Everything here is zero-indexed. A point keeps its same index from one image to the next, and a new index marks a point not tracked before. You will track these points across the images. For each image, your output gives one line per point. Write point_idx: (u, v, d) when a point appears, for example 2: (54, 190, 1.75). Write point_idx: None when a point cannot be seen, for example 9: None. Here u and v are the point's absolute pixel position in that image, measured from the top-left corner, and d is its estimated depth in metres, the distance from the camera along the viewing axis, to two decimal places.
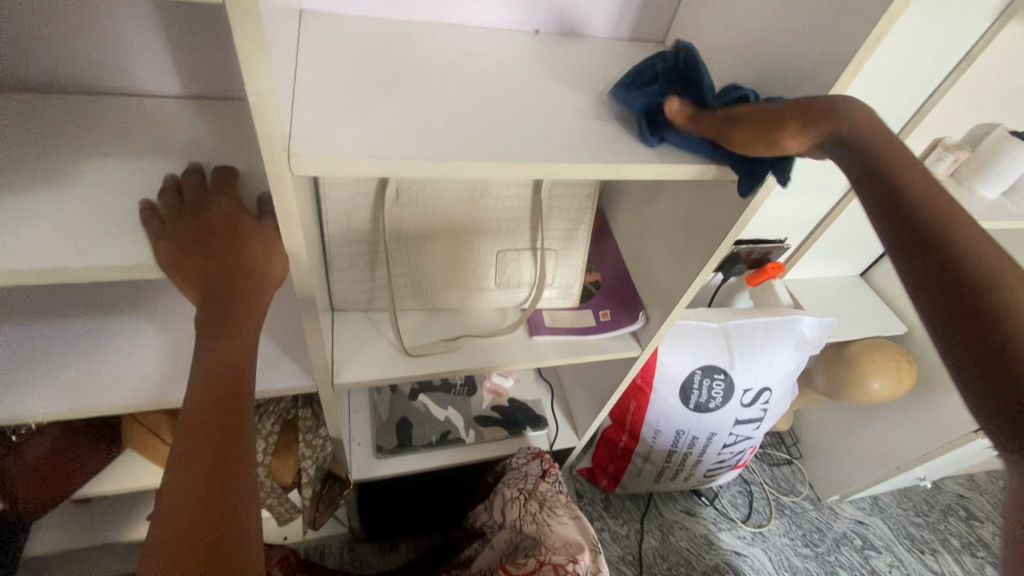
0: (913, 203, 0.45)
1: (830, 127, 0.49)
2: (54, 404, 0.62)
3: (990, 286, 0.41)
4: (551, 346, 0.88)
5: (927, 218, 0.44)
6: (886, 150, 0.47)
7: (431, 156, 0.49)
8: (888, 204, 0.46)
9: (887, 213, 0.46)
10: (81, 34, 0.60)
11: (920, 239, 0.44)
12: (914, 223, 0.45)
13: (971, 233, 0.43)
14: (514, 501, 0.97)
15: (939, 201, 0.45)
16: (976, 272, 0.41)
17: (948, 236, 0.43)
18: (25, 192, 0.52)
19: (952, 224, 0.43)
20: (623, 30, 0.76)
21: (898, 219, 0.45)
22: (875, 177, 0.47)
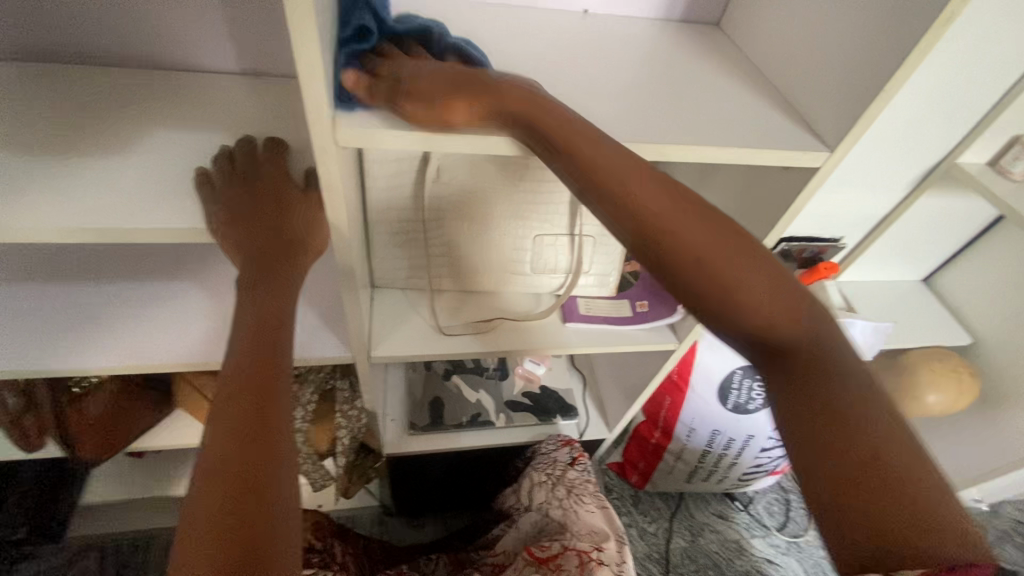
0: (685, 273, 0.47)
1: (605, 190, 0.48)
2: (112, 358, 0.66)
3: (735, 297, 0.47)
4: (585, 334, 0.87)
5: (706, 285, 0.46)
6: (656, 209, 0.47)
7: (469, 131, 0.49)
8: (671, 262, 0.47)
9: (669, 277, 0.48)
10: (147, 10, 0.63)
11: (716, 307, 0.46)
12: (705, 292, 0.46)
13: (756, 280, 0.46)
14: (541, 484, 0.97)
15: (745, 261, 0.47)
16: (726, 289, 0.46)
17: (741, 298, 0.46)
18: (92, 157, 0.55)
19: (730, 273, 0.46)
20: (676, 10, 0.73)
21: (692, 289, 0.47)
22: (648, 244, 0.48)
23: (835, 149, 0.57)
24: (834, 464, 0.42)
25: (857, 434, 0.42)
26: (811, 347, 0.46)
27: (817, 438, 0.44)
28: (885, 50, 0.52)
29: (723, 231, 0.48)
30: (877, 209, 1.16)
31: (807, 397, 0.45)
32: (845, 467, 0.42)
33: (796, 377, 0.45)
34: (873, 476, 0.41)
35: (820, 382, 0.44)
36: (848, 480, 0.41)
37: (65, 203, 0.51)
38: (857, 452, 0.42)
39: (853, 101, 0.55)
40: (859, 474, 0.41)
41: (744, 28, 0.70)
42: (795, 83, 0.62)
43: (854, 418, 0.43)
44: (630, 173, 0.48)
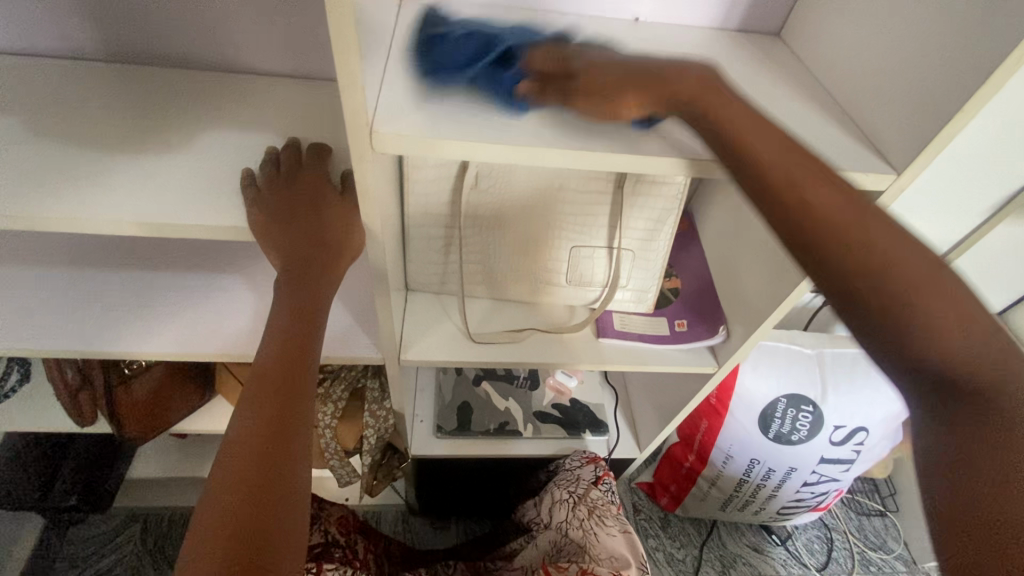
0: (839, 261, 0.45)
1: (753, 172, 0.47)
2: (158, 345, 0.70)
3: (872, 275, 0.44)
4: (619, 351, 0.84)
5: (860, 272, 0.44)
6: (820, 193, 0.45)
7: (508, 142, 0.48)
8: (824, 246, 0.45)
9: (820, 270, 0.46)
10: (208, 15, 0.66)
11: (863, 300, 0.44)
12: (870, 282, 0.44)
13: (932, 280, 0.43)
14: (561, 503, 0.95)
15: (920, 263, 0.44)
16: (872, 274, 0.44)
17: (896, 286, 0.43)
18: (150, 154, 0.58)
19: (909, 274, 0.43)
20: (733, 19, 0.70)
21: (845, 282, 0.45)
22: (802, 222, 0.46)
23: (902, 174, 0.52)
24: (974, 485, 0.40)
25: (1003, 457, 0.39)
26: (981, 361, 0.41)
27: (961, 459, 0.41)
28: (967, 66, 0.47)
29: (890, 225, 0.45)
30: None
31: (938, 404, 0.42)
32: (986, 489, 0.39)
33: (933, 386, 0.43)
34: (1015, 510, 0.37)
35: (985, 401, 0.41)
36: (988, 507, 0.38)
37: (123, 196, 0.54)
38: (1003, 478, 0.38)
39: (926, 120, 0.50)
40: (1000, 500, 0.38)
41: (807, 39, 0.66)
42: (861, 100, 0.57)
43: (1019, 443, 0.39)
44: (811, 165, 0.46)
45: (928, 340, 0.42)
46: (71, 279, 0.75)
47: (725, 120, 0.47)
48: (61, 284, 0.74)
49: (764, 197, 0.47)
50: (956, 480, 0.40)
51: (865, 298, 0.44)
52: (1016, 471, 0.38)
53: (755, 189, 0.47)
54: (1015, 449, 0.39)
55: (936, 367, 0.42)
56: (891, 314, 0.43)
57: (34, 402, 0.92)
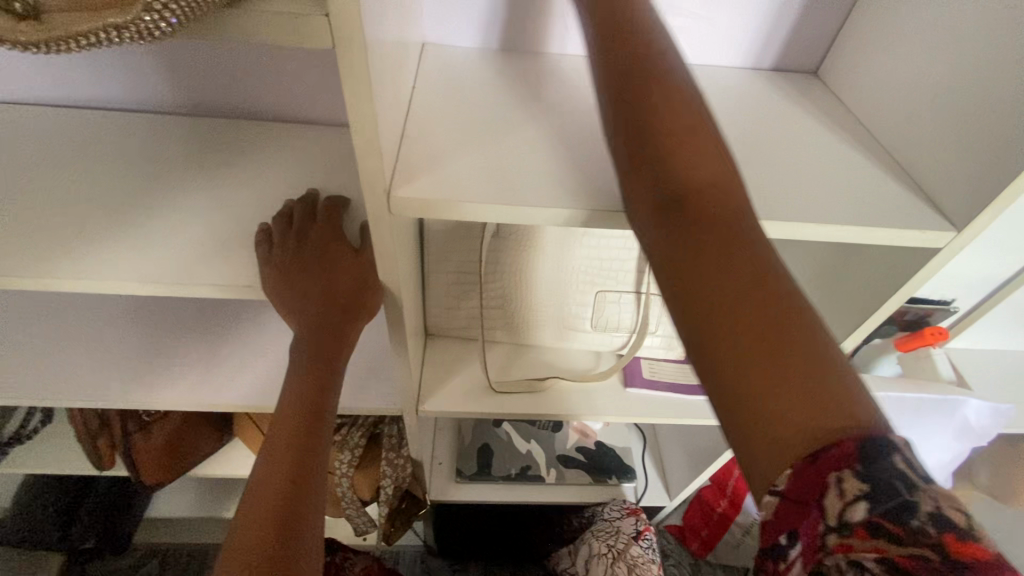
0: (631, 101, 0.39)
1: (587, 18, 0.44)
2: (175, 397, 0.69)
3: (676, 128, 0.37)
4: (648, 401, 0.80)
5: (652, 112, 0.38)
6: (629, 45, 0.41)
7: (535, 202, 0.46)
8: (613, 95, 0.40)
9: (619, 115, 0.40)
10: (229, 65, 0.66)
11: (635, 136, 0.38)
12: (650, 125, 0.38)
13: (699, 129, 0.38)
14: (600, 557, 0.91)
15: (688, 113, 0.38)
16: (667, 124, 0.37)
17: (676, 144, 0.37)
18: (169, 210, 0.57)
19: (673, 119, 0.38)
20: (767, 57, 0.67)
21: (624, 117, 0.39)
22: (608, 68, 0.41)
23: (963, 229, 0.48)
24: (721, 333, 0.32)
25: (752, 301, 0.31)
26: (732, 212, 0.35)
27: (714, 306, 0.32)
28: None
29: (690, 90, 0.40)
30: (998, 272, 1.01)
31: (687, 252, 0.34)
32: (734, 338, 0.31)
33: (688, 228, 0.35)
34: (771, 356, 0.30)
35: (738, 244, 0.34)
36: (740, 355, 0.31)
37: (141, 255, 0.53)
38: (749, 319, 0.31)
39: (991, 172, 0.46)
40: (758, 347, 0.30)
41: (850, 79, 0.62)
42: (913, 147, 0.53)
43: (772, 286, 0.32)
44: (624, 28, 0.42)
45: (689, 184, 0.36)
46: (93, 328, 0.74)
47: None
48: (83, 334, 0.74)
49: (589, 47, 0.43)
50: (702, 331, 0.32)
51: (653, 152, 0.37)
52: (782, 316, 0.31)
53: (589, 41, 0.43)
54: (764, 290, 0.32)
55: (685, 207, 0.35)
56: (656, 157, 0.37)
57: (56, 444, 0.91)
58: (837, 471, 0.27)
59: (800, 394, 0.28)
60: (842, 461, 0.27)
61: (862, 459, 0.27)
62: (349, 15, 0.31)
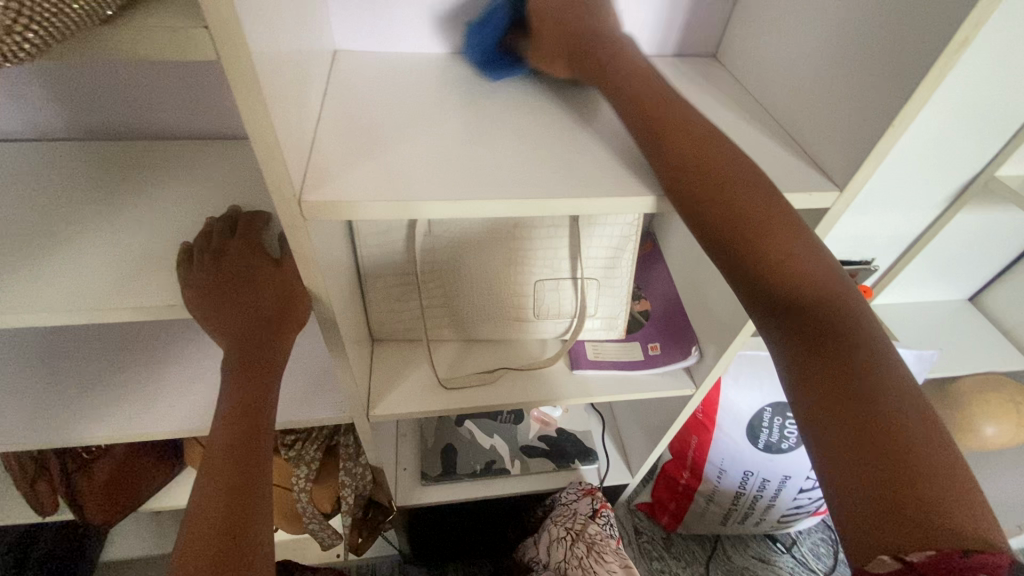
0: (729, 221, 0.43)
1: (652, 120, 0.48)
2: (111, 429, 0.67)
3: (778, 245, 0.42)
4: (594, 382, 0.83)
5: (756, 233, 0.43)
6: (716, 161, 0.45)
7: (449, 195, 0.47)
8: (710, 210, 0.44)
9: (716, 227, 0.44)
10: (133, 87, 0.65)
11: (742, 250, 0.43)
12: (762, 244, 0.42)
13: (801, 247, 0.43)
14: (559, 541, 0.92)
15: (796, 233, 0.43)
16: (773, 242, 0.42)
17: (783, 260, 0.42)
18: (83, 237, 0.56)
19: (777, 237, 0.43)
20: (668, 44, 0.70)
21: (727, 231, 0.44)
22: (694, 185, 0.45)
23: (845, 188, 0.52)
24: (849, 439, 0.37)
25: (873, 411, 0.37)
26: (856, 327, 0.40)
27: (841, 413, 0.37)
28: (896, 79, 0.47)
29: (781, 205, 0.44)
30: (909, 228, 1.09)
31: (812, 371, 0.39)
32: (860, 443, 0.36)
33: (813, 341, 0.40)
34: (896, 463, 0.35)
35: (865, 358, 0.39)
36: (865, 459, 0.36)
37: (54, 284, 0.52)
38: (877, 430, 0.36)
39: (862, 134, 0.50)
40: (884, 453, 0.35)
41: (741, 62, 0.67)
42: (799, 116, 0.58)
43: (896, 396, 0.37)
44: (697, 142, 0.46)
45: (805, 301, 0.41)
46: (17, 369, 0.71)
47: (653, 112, 0.49)
48: (7, 375, 0.71)
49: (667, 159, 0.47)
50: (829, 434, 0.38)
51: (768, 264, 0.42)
52: (907, 428, 0.36)
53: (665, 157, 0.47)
54: (891, 403, 0.37)
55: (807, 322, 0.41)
56: (777, 273, 0.42)
57: None
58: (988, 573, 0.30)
59: (925, 497, 0.34)
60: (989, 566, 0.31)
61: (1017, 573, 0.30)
62: (227, 21, 0.32)
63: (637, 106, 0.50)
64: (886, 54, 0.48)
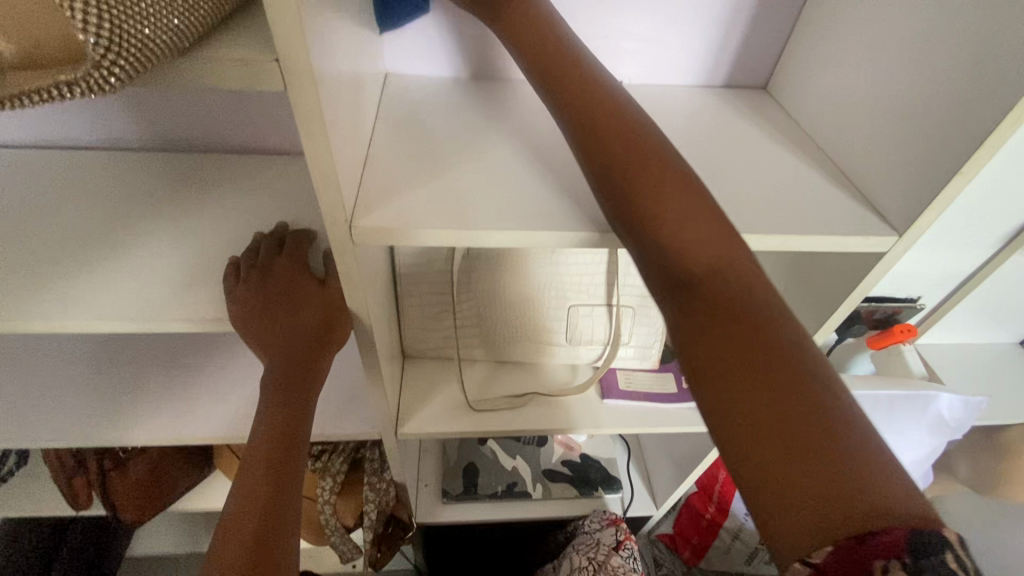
0: (630, 198, 0.42)
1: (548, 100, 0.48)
2: (148, 432, 0.68)
3: (672, 219, 0.41)
4: (625, 412, 0.81)
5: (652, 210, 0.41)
6: (611, 137, 0.44)
7: (495, 225, 0.47)
8: (612, 191, 0.43)
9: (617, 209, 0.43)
10: (192, 103, 0.67)
11: (641, 227, 0.42)
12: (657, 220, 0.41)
13: (697, 216, 0.41)
14: (581, 571, 0.90)
15: (694, 203, 0.42)
16: (669, 217, 0.41)
17: (678, 234, 0.40)
18: (137, 247, 0.58)
19: (676, 208, 0.41)
20: (716, 75, 0.70)
21: (624, 213, 0.43)
22: (594, 159, 0.44)
23: (904, 233, 0.50)
24: (746, 424, 0.34)
25: (768, 385, 0.35)
26: (751, 298, 0.39)
27: (739, 392, 0.35)
28: (965, 125, 0.45)
29: (678, 176, 0.43)
30: (960, 267, 1.05)
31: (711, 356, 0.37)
32: (758, 423, 0.34)
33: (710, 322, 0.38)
34: (793, 438, 0.33)
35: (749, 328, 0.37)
36: (762, 438, 0.33)
37: (111, 292, 0.53)
38: (772, 411, 0.34)
39: (925, 178, 0.49)
40: (781, 430, 0.33)
41: (793, 96, 0.65)
42: (855, 156, 0.56)
43: (792, 368, 0.35)
44: (592, 120, 0.45)
45: (701, 278, 0.39)
46: (66, 368, 0.74)
47: (548, 80, 0.48)
48: (55, 374, 0.73)
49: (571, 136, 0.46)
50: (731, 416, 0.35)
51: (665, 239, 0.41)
52: (802, 401, 0.34)
53: (576, 132, 0.46)
54: (788, 373, 0.35)
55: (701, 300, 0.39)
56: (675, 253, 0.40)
57: (32, 487, 0.89)
58: (882, 557, 0.27)
59: (824, 473, 0.31)
60: (889, 549, 0.27)
61: (911, 551, 0.27)
62: (299, 56, 0.33)
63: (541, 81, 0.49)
64: (955, 98, 0.46)
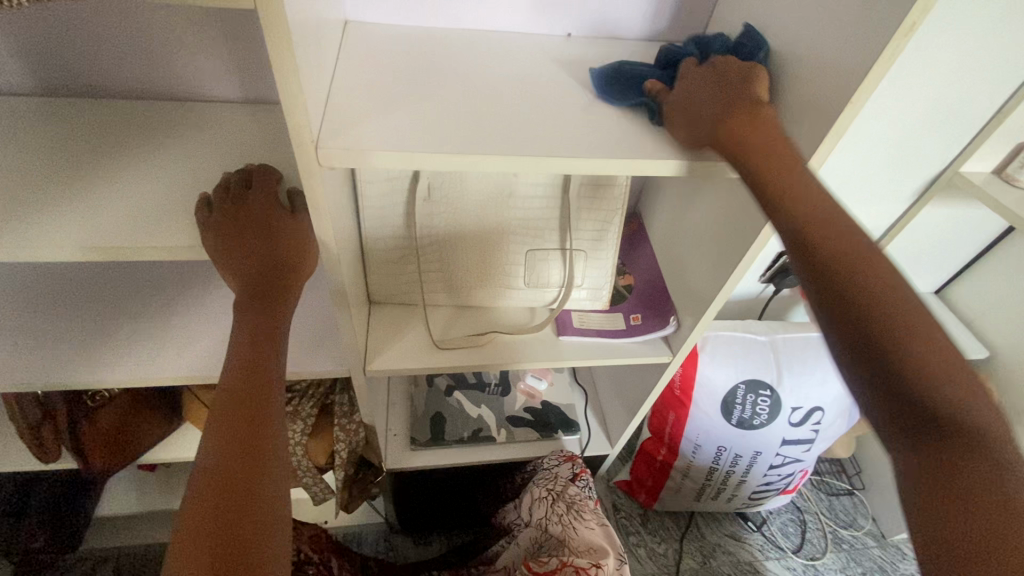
0: (853, 302, 0.46)
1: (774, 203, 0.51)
2: (117, 371, 0.70)
3: (911, 337, 0.44)
4: (580, 349, 0.87)
5: (876, 325, 0.45)
6: (843, 261, 0.47)
7: (451, 149, 0.52)
8: (841, 302, 0.47)
9: (838, 307, 0.47)
10: (151, 46, 0.68)
11: (865, 336, 0.45)
12: (880, 334, 0.44)
13: (945, 347, 0.44)
14: (541, 500, 0.96)
15: (937, 338, 0.44)
16: (891, 326, 0.44)
17: (912, 347, 0.44)
18: (104, 183, 0.60)
19: (915, 342, 0.44)
20: (658, 32, 0.76)
21: (853, 320, 0.46)
22: (838, 304, 0.47)
23: (809, 162, 0.58)
24: (975, 529, 0.40)
25: (992, 506, 0.40)
26: (994, 437, 0.42)
27: (958, 499, 0.41)
28: (853, 63, 0.52)
29: (897, 288, 0.46)
30: (880, 220, 1.15)
31: (952, 468, 0.42)
32: (969, 505, 0.41)
33: (948, 435, 0.42)
34: (1011, 549, 0.38)
35: (977, 452, 0.42)
36: (979, 536, 0.40)
37: (81, 221, 0.56)
38: (1005, 529, 0.39)
39: (825, 113, 0.56)
40: (988, 536, 0.39)
41: (721, 49, 0.72)
42: (772, 96, 0.63)
43: (1007, 492, 0.40)
44: (802, 208, 0.50)
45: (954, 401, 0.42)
46: (31, 312, 0.75)
47: (763, 155, 0.52)
48: (20, 318, 0.74)
49: (812, 272, 0.48)
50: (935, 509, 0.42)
51: (897, 349, 0.44)
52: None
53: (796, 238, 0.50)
54: (1021, 500, 0.40)
55: (959, 442, 0.42)
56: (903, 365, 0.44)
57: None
58: None
59: None
60: None
61: None
62: None
63: (724, 134, 0.54)
64: (841, 38, 0.54)
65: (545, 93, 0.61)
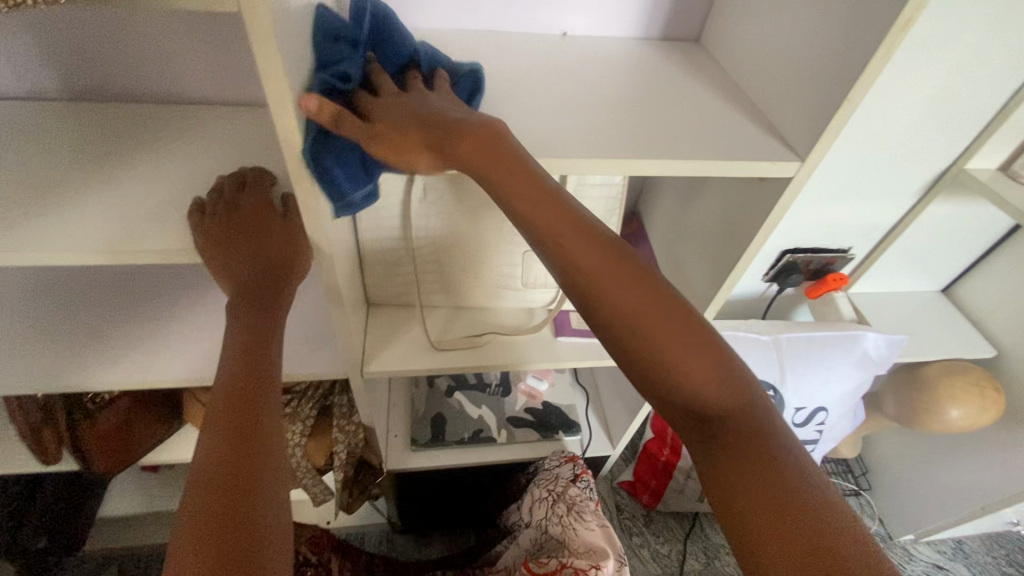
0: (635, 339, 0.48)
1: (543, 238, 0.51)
2: (115, 374, 0.71)
3: (677, 365, 0.47)
4: (579, 350, 0.87)
5: (653, 360, 0.48)
6: (610, 298, 0.49)
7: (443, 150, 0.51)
8: (627, 340, 0.49)
9: (624, 346, 0.49)
10: (147, 50, 0.69)
11: (655, 374, 0.48)
12: (654, 369, 0.48)
13: (709, 365, 0.47)
14: (542, 501, 0.96)
15: (710, 355, 0.47)
16: (671, 358, 0.47)
17: (683, 372, 0.47)
18: (99, 187, 0.60)
19: (687, 363, 0.47)
20: (654, 29, 0.75)
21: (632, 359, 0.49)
22: (643, 372, 0.49)
23: (807, 158, 0.57)
24: (778, 544, 0.42)
25: (791, 521, 0.42)
26: (765, 437, 0.45)
27: (754, 514, 0.43)
28: (849, 60, 0.52)
29: (679, 317, 0.48)
30: (885, 218, 1.14)
31: (737, 483, 0.44)
32: (766, 522, 0.42)
33: (732, 451, 0.45)
34: (803, 551, 0.41)
35: (757, 458, 0.45)
36: (775, 548, 0.42)
37: (75, 226, 0.56)
38: (797, 533, 0.41)
39: (821, 111, 0.55)
40: (788, 543, 0.41)
41: (718, 46, 0.72)
42: (769, 94, 0.62)
43: (797, 500, 0.43)
44: (576, 248, 0.50)
45: (721, 417, 0.46)
46: (31, 316, 0.75)
47: (517, 192, 0.50)
48: (19, 322, 0.75)
49: (598, 317, 0.50)
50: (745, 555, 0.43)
51: (674, 376, 0.47)
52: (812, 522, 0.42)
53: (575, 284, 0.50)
54: (803, 503, 0.42)
55: (734, 454, 0.45)
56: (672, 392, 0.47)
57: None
58: None
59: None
60: None
61: None
62: None
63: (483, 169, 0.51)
64: (838, 35, 0.53)
65: (535, 94, 0.61)
